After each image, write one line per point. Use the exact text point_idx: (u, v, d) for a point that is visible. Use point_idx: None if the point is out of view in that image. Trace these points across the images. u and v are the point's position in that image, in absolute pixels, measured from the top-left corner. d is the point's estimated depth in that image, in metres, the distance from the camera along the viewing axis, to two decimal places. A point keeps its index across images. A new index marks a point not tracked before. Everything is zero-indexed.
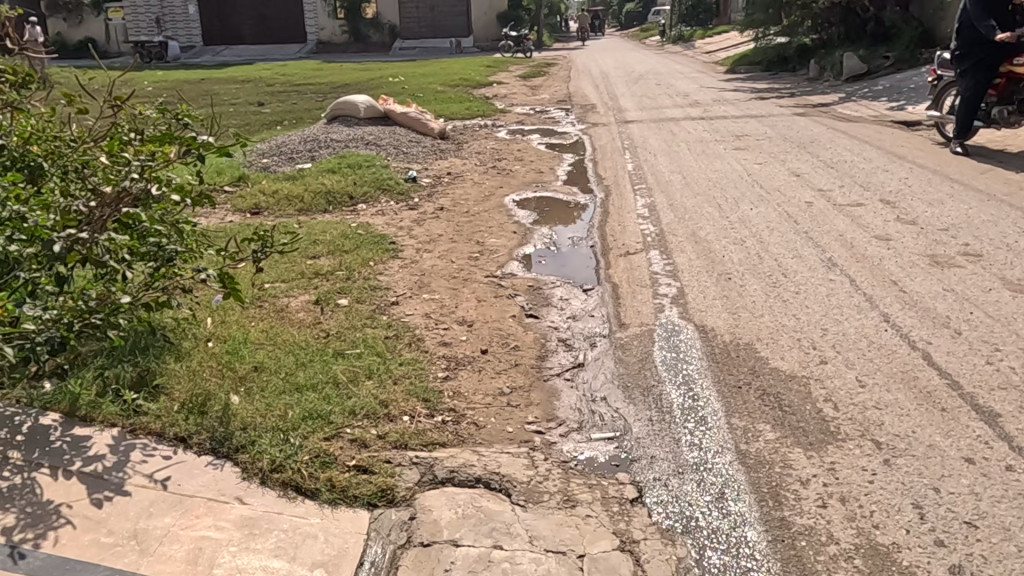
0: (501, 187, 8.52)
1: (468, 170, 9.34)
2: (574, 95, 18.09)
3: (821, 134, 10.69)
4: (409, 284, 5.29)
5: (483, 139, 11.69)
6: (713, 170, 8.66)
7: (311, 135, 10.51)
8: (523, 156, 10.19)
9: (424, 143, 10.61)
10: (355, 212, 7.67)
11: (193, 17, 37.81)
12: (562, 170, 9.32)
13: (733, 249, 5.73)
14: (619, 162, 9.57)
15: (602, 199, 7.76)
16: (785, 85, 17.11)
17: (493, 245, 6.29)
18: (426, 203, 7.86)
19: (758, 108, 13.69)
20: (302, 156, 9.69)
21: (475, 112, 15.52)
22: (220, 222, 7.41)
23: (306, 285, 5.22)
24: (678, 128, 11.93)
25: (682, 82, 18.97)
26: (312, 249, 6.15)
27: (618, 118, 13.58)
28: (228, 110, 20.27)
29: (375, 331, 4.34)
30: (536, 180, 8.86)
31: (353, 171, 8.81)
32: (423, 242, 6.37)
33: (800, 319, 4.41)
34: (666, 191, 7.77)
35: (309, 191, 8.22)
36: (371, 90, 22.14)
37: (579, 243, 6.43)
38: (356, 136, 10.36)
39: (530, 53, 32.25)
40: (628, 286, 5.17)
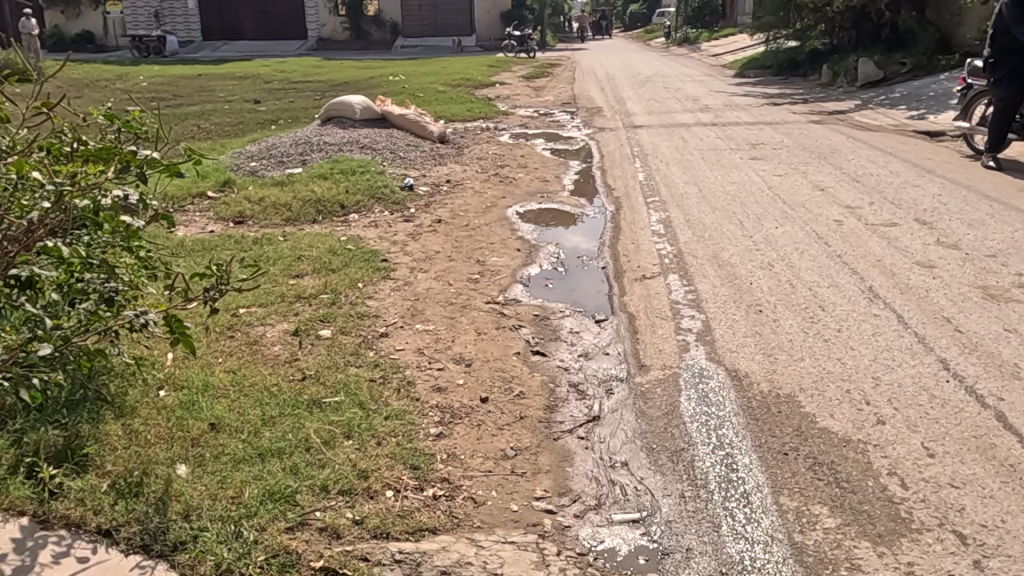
0: (504, 197, 7.97)
1: (469, 177, 8.79)
2: (579, 97, 17.54)
3: (842, 144, 10.13)
4: (401, 312, 4.73)
5: (485, 143, 11.14)
6: (731, 181, 8.10)
7: (303, 137, 9.93)
8: (528, 163, 9.64)
9: (423, 146, 10.06)
10: (347, 223, 7.11)
11: (192, 11, 37.22)
12: (569, 179, 8.76)
13: (761, 276, 5.18)
14: (629, 171, 9.02)
15: (612, 212, 7.20)
16: (798, 90, 16.53)
17: (494, 265, 5.73)
18: (423, 214, 7.31)
19: (773, 115, 13.12)
20: (292, 160, 9.13)
21: (477, 113, 14.97)
22: (200, 233, 6.85)
23: (286, 312, 4.67)
24: (689, 134, 11.37)
25: (691, 85, 18.42)
26: (296, 267, 5.59)
27: (626, 122, 13.04)
28: (223, 107, 19.68)
29: (359, 372, 3.78)
30: (541, 189, 8.31)
31: (346, 178, 8.25)
32: (418, 260, 5.81)
33: (846, 365, 3.85)
34: (682, 205, 7.22)
35: (297, 199, 7.66)
36: (370, 89, 21.59)
37: (588, 263, 5.87)
38: (350, 139, 9.79)
39: (533, 53, 31.71)
40: (646, 318, 4.61)
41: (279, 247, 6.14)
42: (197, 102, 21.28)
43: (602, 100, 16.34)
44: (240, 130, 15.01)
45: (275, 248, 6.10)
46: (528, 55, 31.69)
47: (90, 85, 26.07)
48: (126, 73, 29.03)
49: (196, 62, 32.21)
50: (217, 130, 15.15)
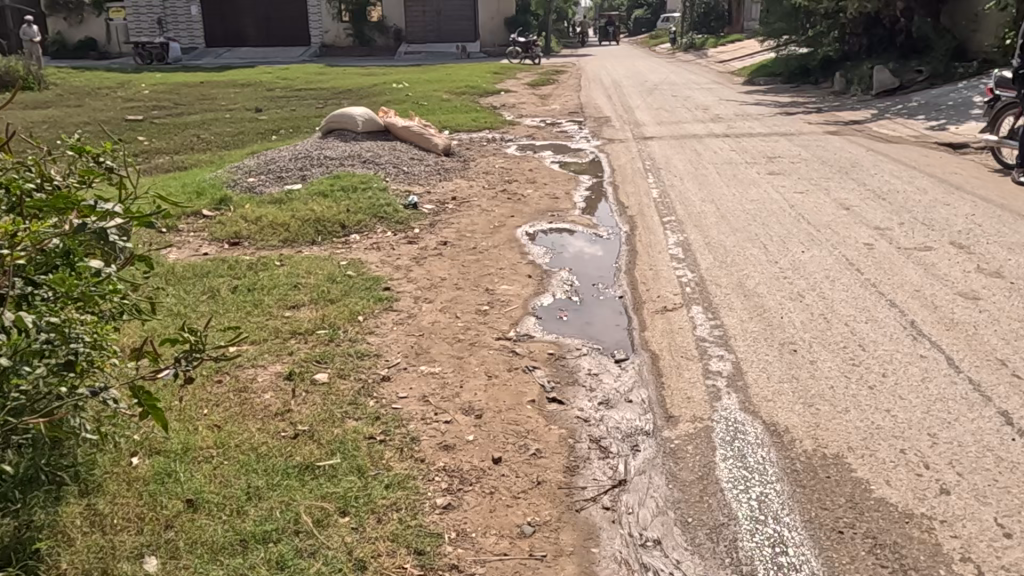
0: (512, 215, 7.61)
1: (475, 193, 8.44)
2: (587, 105, 17.18)
3: (863, 157, 9.76)
4: (404, 350, 4.36)
5: (492, 156, 10.79)
6: (750, 199, 7.73)
7: (303, 150, 9.58)
8: (537, 178, 9.28)
9: (427, 160, 9.72)
10: (348, 244, 6.76)
11: (195, 18, 37.01)
12: (579, 196, 8.41)
13: (792, 309, 4.81)
14: (642, 187, 8.66)
15: (627, 233, 6.83)
16: (810, 99, 16.15)
17: (504, 293, 5.37)
18: (428, 235, 6.96)
19: (787, 125, 12.74)
20: (291, 175, 8.79)
21: (483, 123, 14.62)
22: (192, 256, 6.51)
23: (280, 351, 4.34)
24: (703, 146, 11.01)
25: (700, 93, 18.06)
26: (292, 296, 5.24)
27: (636, 133, 12.68)
28: (225, 116, 19.38)
29: (358, 427, 3.41)
30: (551, 206, 7.95)
31: (347, 195, 7.91)
32: (422, 288, 5.45)
33: (897, 418, 3.48)
34: (701, 225, 6.85)
35: (296, 219, 7.31)
36: (374, 97, 21.28)
37: (605, 291, 5.50)
38: (352, 153, 9.45)
39: (538, 59, 31.41)
40: (670, 357, 4.24)
41: (276, 273, 5.80)
42: (197, 111, 20.99)
43: (611, 109, 15.99)
44: (241, 141, 14.68)
45: (271, 274, 5.75)
46: (533, 61, 31.38)
47: (91, 93, 25.84)
48: (128, 81, 28.80)
49: (198, 69, 31.97)
50: (217, 141, 14.84)
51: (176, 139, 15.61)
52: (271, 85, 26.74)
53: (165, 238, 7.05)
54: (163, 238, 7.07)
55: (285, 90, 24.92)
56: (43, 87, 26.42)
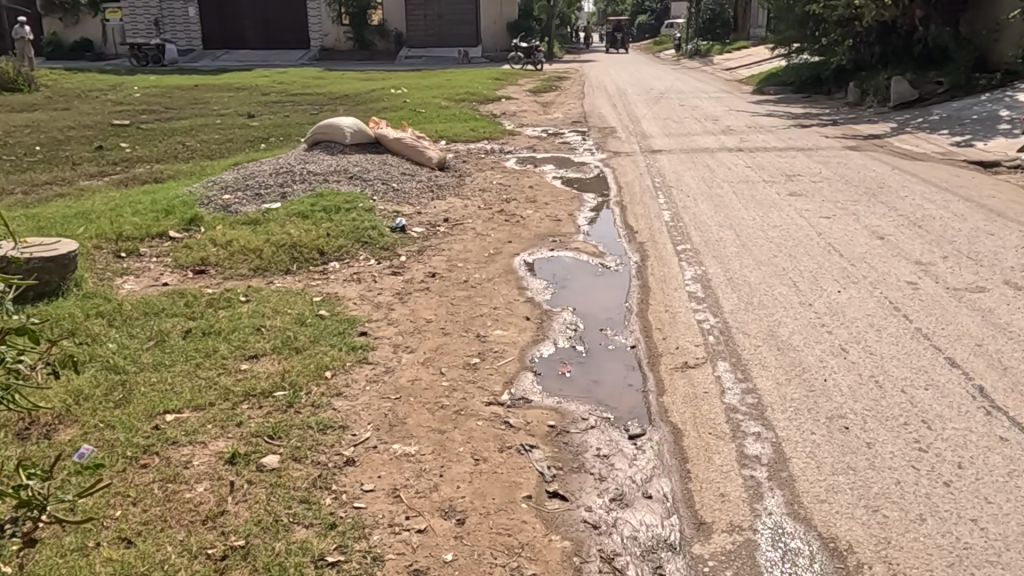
0: (510, 240, 6.89)
1: (470, 214, 7.74)
2: (591, 114, 16.50)
3: (889, 176, 9.04)
4: (375, 420, 3.64)
5: (490, 171, 10.08)
6: (772, 225, 7.01)
7: (284, 164, 8.86)
8: (537, 196, 8.57)
9: (419, 176, 9.02)
10: (325, 276, 6.04)
11: (193, 19, 36.37)
12: (584, 218, 7.69)
13: (835, 368, 4.09)
14: (652, 208, 7.94)
15: (638, 265, 6.10)
16: (824, 110, 15.43)
17: (497, 341, 4.64)
18: (416, 263, 6.25)
19: (803, 139, 12.02)
20: (270, 193, 8.08)
21: (482, 133, 13.92)
22: (149, 289, 5.82)
23: (228, 420, 3.64)
24: (715, 162, 10.30)
25: (709, 103, 17.35)
26: (253, 343, 4.53)
27: (644, 146, 11.98)
28: (215, 122, 18.72)
29: (304, 541, 2.71)
30: (552, 229, 7.24)
31: (329, 215, 7.19)
32: (404, 334, 4.72)
33: (990, 536, 2.75)
34: (721, 256, 6.13)
35: (269, 244, 6.60)
36: (371, 103, 20.62)
37: (614, 338, 4.76)
38: (337, 168, 8.74)
39: (540, 65, 30.71)
40: (697, 435, 3.51)
41: (238, 311, 5.09)
42: (188, 115, 20.34)
43: (616, 119, 15.28)
44: (228, 149, 14.00)
45: (230, 313, 5.04)
46: (535, 66, 30.69)
47: (82, 95, 25.20)
48: (121, 83, 28.20)
49: (194, 72, 31.33)
50: (202, 149, 14.17)
51: (161, 146, 14.94)
52: (266, 89, 26.10)
53: (123, 265, 6.36)
54: (121, 265, 6.38)
55: (281, 95, 24.29)
56: (34, 89, 25.79)
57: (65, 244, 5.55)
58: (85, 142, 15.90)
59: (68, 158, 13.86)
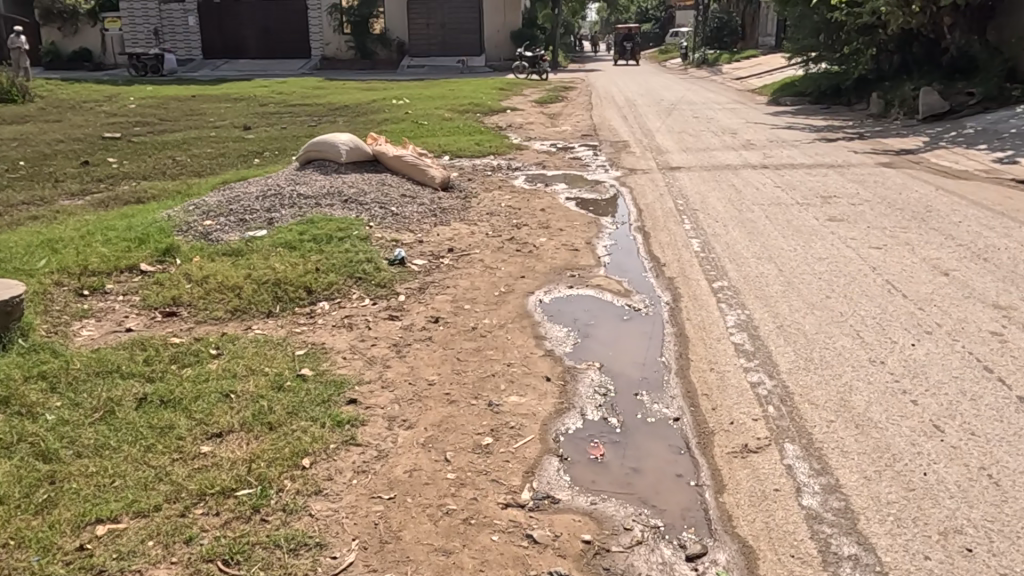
0: (521, 275, 6.11)
1: (477, 243, 6.98)
2: (601, 127, 15.77)
3: (933, 197, 8.28)
4: (361, 534, 2.87)
5: (498, 192, 9.33)
6: (817, 257, 6.23)
7: (273, 185, 8.11)
8: (550, 221, 7.81)
9: (421, 198, 8.27)
10: (311, 321, 5.26)
11: (193, 29, 35.73)
12: (603, 246, 6.92)
13: (935, 458, 3.31)
14: (679, 235, 7.17)
15: (672, 308, 5.31)
16: (848, 123, 14.65)
17: (513, 411, 3.86)
18: (416, 304, 5.48)
19: (831, 155, 11.27)
20: (255, 218, 7.33)
21: (487, 147, 13.18)
22: (109, 336, 5.06)
23: (174, 532, 2.87)
24: (741, 181, 9.55)
25: (724, 115, 16.61)
26: (217, 418, 3.76)
27: (661, 162, 11.24)
28: (210, 135, 18.01)
29: None
30: (569, 260, 6.47)
31: (319, 246, 6.42)
32: (400, 402, 3.94)
33: None
34: (765, 297, 5.36)
35: (250, 281, 5.84)
36: (371, 115, 19.91)
37: (653, 406, 3.95)
38: (330, 189, 7.97)
39: (545, 74, 30.01)
40: (776, 559, 2.74)
41: (206, 371, 4.32)
42: (181, 128, 19.64)
43: (628, 132, 14.54)
44: (220, 165, 13.28)
45: (196, 375, 4.27)
46: (541, 76, 29.99)
47: (76, 106, 24.51)
48: (117, 93, 27.49)
49: (193, 82, 30.70)
50: (192, 165, 13.43)
51: (150, 161, 14.23)
52: (265, 100, 25.43)
53: (83, 306, 5.60)
54: (82, 306, 5.62)
55: (279, 106, 23.59)
56: (29, 99, 25.13)
57: (10, 287, 4.79)
58: (71, 156, 15.18)
59: (50, 174, 13.13)
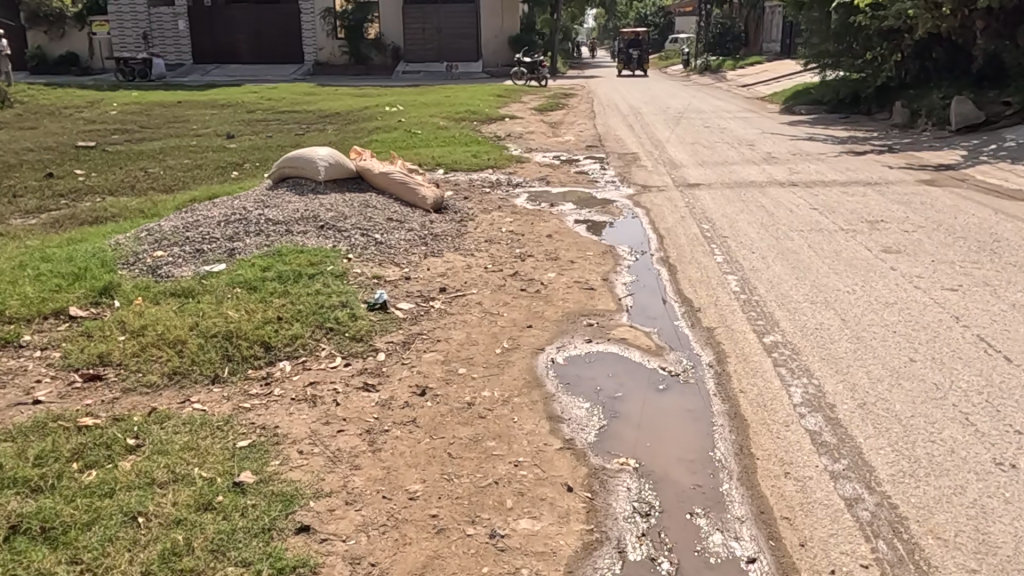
0: (529, 325, 5.04)
1: (474, 279, 5.92)
2: (606, 137, 14.75)
3: (995, 223, 7.26)
4: None
5: (498, 213, 8.29)
6: (883, 302, 5.20)
7: (238, 208, 7.04)
8: (559, 251, 6.76)
9: (410, 222, 7.22)
10: (265, 392, 4.19)
11: (182, 33, 34.59)
12: (623, 285, 5.87)
13: None
14: (711, 270, 6.12)
15: (719, 375, 4.25)
16: (873, 134, 13.66)
17: (524, 548, 2.80)
18: (399, 365, 4.43)
19: (863, 170, 10.27)
20: (213, 248, 6.27)
21: (486, 159, 12.13)
22: (7, 414, 3.99)
23: None
24: (770, 201, 8.52)
25: (737, 125, 15.60)
26: (107, 565, 2.68)
27: (676, 177, 10.22)
28: (189, 144, 16.91)
29: None
30: (585, 304, 5.42)
31: (284, 287, 5.36)
32: (369, 533, 2.88)
33: None
34: (834, 359, 4.32)
35: (196, 333, 4.78)
36: (363, 123, 18.88)
37: (716, 538, 2.88)
38: (305, 212, 6.92)
39: (544, 81, 29.03)
40: None
41: (112, 475, 3.25)
42: (161, 136, 18.56)
43: (637, 143, 13.52)
44: (194, 178, 12.20)
45: (97, 481, 3.20)
46: (540, 83, 29.01)
47: (54, 112, 23.36)
48: (100, 99, 26.34)
49: (181, 87, 29.59)
50: (164, 179, 12.36)
51: (119, 174, 13.14)
52: (253, 106, 24.36)
53: None
54: None
55: (267, 113, 22.55)
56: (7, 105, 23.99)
57: None
58: (36, 168, 14.08)
59: (9, 189, 12.04)
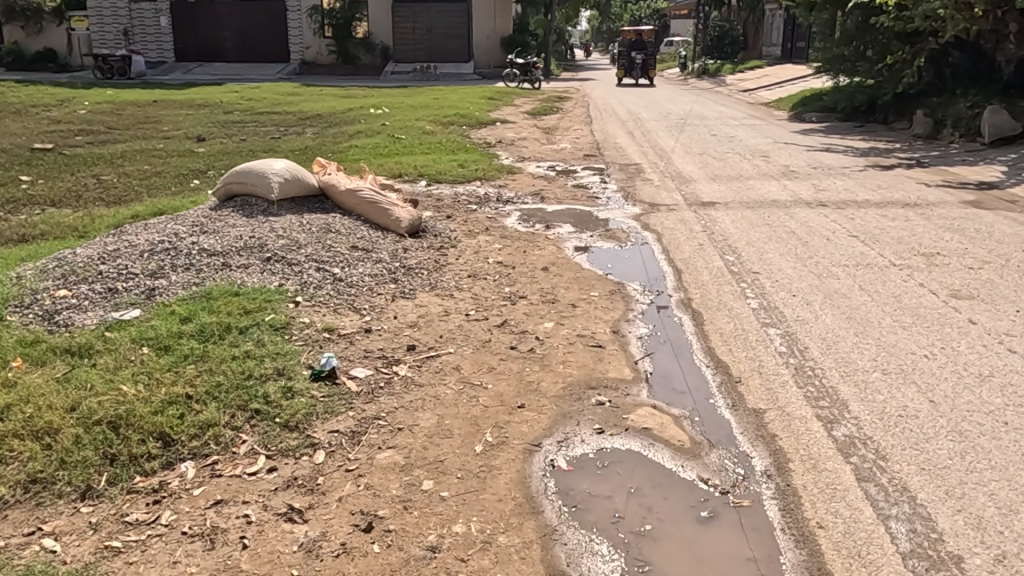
0: (521, 403, 3.85)
1: (452, 330, 4.72)
2: (605, 145, 13.60)
3: None
4: None
5: (484, 237, 7.12)
6: (978, 373, 4.04)
7: (169, 234, 5.82)
8: (559, 290, 5.59)
9: (379, 251, 6.02)
10: (149, 519, 2.98)
11: (164, 30, 33.21)
12: (637, 341, 4.67)
13: None
14: (746, 320, 4.95)
15: (783, 495, 3.08)
16: (895, 145, 12.58)
17: None
18: (342, 471, 3.23)
19: (896, 187, 9.16)
20: (129, 286, 5.06)
21: (474, 169, 10.94)
22: None
23: None
24: (799, 225, 7.38)
25: (746, 133, 14.48)
26: None
27: (686, 194, 9.09)
28: (156, 147, 15.66)
29: None
30: (592, 370, 4.23)
31: (205, 347, 4.15)
32: None
33: None
34: (939, 471, 3.16)
35: (74, 417, 3.55)
36: (344, 126, 17.68)
37: None
38: (250, 240, 5.73)
39: (538, 82, 27.91)
40: None
41: None
42: (128, 139, 17.30)
43: (639, 153, 12.39)
44: (149, 188, 10.96)
45: None
46: (534, 85, 27.90)
47: (18, 112, 22.01)
48: (71, 98, 24.96)
49: (159, 86, 28.28)
50: (117, 187, 11.10)
51: (69, 181, 11.88)
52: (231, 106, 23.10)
53: None
54: None
55: (244, 114, 21.25)
56: None
57: None
58: None
59: None
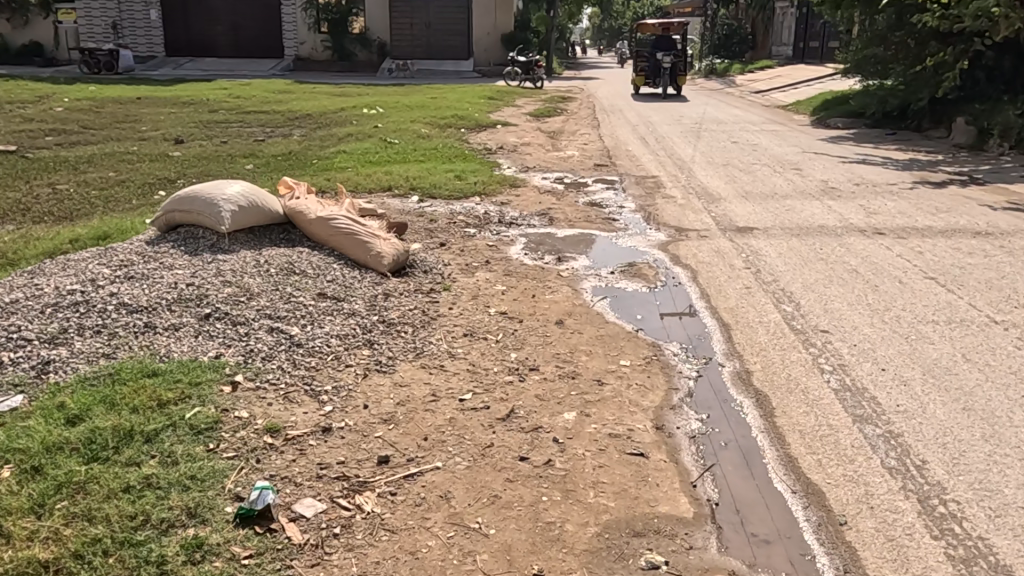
0: (538, 565, 2.64)
1: (440, 427, 3.50)
2: (617, 153, 12.41)
3: None
4: None
5: (484, 273, 5.91)
6: None
7: (85, 280, 4.59)
8: (578, 357, 4.37)
9: (353, 299, 4.82)
10: None
11: (154, 24, 31.83)
12: (690, 450, 3.45)
13: None
14: (830, 411, 3.74)
15: None
16: (938, 157, 11.41)
17: None
18: None
19: (956, 209, 8.01)
20: (14, 357, 3.81)
21: (473, 181, 9.71)
22: None
23: None
24: (858, 260, 6.20)
25: (770, 140, 13.28)
26: None
27: (717, 216, 7.90)
28: (128, 150, 14.42)
29: None
30: (637, 502, 3.01)
31: (89, 470, 2.92)
32: None
33: None
34: None
35: None
36: (334, 128, 16.47)
37: None
38: (186, 288, 4.51)
39: (541, 82, 26.68)
40: None
41: None
42: (101, 140, 16.07)
43: (656, 163, 11.18)
44: (108, 200, 9.74)
45: None
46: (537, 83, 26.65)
47: None
48: (51, 95, 23.66)
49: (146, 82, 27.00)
50: (72, 200, 9.87)
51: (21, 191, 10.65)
52: (217, 104, 21.84)
53: None
54: None
55: (229, 113, 20.01)
56: None
57: None
58: None
59: None
